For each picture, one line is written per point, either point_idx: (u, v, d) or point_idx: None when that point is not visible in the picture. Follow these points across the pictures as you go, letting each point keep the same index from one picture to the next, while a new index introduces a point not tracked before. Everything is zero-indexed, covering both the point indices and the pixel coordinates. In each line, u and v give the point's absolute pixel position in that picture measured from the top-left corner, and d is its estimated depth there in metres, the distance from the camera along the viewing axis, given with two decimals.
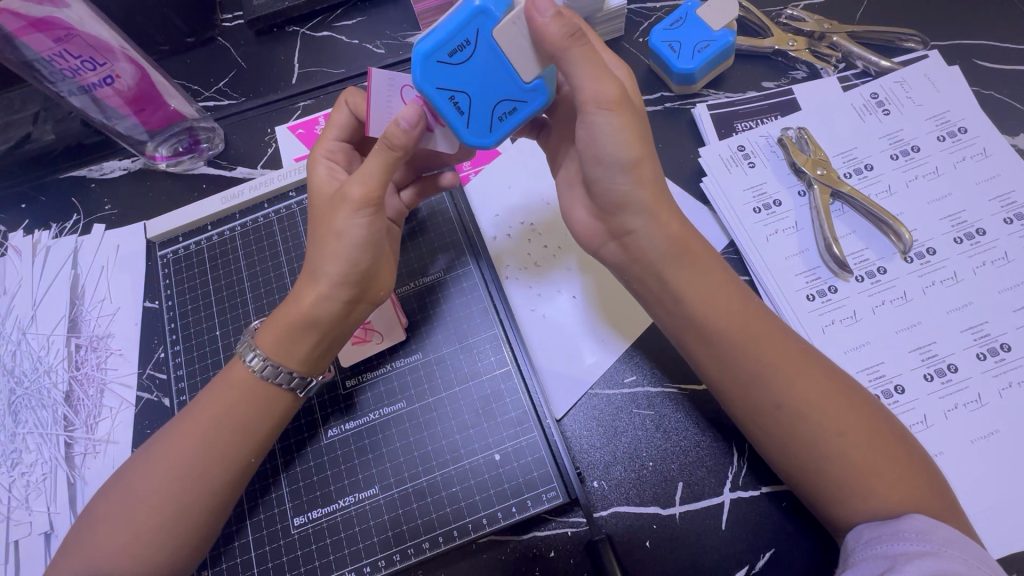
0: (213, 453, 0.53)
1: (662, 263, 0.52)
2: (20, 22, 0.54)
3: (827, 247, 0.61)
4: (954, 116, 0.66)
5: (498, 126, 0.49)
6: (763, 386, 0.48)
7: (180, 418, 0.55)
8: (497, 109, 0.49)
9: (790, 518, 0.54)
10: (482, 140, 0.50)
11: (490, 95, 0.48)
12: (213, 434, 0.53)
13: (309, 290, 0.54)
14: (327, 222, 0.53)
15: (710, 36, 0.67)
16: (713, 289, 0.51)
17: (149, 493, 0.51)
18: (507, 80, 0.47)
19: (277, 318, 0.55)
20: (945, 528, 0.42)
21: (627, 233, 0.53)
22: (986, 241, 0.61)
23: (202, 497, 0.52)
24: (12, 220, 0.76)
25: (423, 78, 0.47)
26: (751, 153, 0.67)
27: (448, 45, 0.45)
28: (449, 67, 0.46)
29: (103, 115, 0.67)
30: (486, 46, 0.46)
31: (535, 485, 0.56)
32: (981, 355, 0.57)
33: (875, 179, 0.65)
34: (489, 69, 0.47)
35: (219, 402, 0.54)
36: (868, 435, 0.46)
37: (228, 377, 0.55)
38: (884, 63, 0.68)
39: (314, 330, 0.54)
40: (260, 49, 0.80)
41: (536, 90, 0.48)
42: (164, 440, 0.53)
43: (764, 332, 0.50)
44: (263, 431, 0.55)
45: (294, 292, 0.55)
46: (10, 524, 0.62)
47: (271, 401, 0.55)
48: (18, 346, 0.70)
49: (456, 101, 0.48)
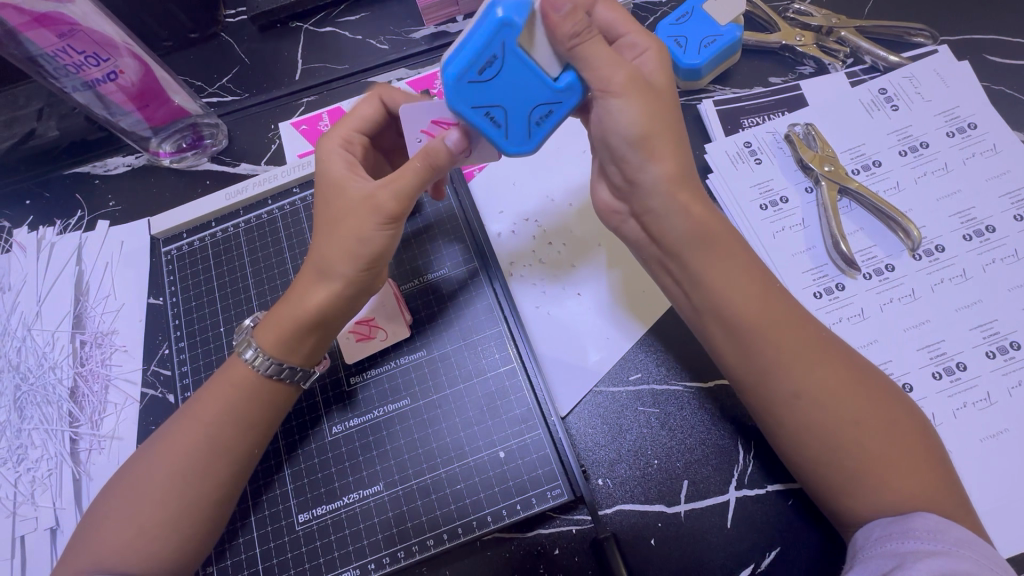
0: (217, 447, 0.53)
1: (683, 248, 0.51)
2: (24, 18, 0.54)
3: (835, 244, 0.60)
4: (964, 112, 0.65)
5: (536, 131, 0.49)
6: (781, 374, 0.48)
7: (182, 414, 0.55)
8: (534, 116, 0.48)
9: (796, 517, 0.53)
10: (520, 148, 0.50)
11: (524, 102, 0.48)
12: (216, 428, 0.53)
13: (326, 291, 0.53)
14: (348, 225, 0.52)
15: (716, 31, 0.66)
16: (738, 280, 0.50)
17: (155, 490, 0.51)
18: (539, 86, 0.47)
19: (290, 320, 0.54)
20: (957, 528, 0.42)
21: (646, 213, 0.52)
22: (995, 238, 0.60)
23: (205, 490, 0.52)
24: (16, 217, 0.76)
25: (457, 99, 0.46)
26: (758, 149, 0.66)
27: (475, 64, 0.45)
28: (479, 84, 0.46)
29: (107, 111, 0.67)
30: (514, 58, 0.45)
31: (540, 483, 0.56)
32: (991, 353, 0.56)
33: (884, 175, 0.64)
34: (519, 78, 0.46)
35: (219, 396, 0.54)
36: (883, 429, 0.46)
37: (228, 375, 0.55)
38: (893, 59, 0.67)
39: (317, 330, 0.55)
40: (264, 44, 0.79)
41: (570, 88, 0.47)
42: (167, 437, 0.53)
43: (786, 322, 0.49)
44: (265, 418, 0.55)
45: (294, 291, 0.55)
46: (17, 519, 0.62)
47: (273, 394, 0.55)
48: (24, 342, 0.70)
49: (491, 116, 0.48)
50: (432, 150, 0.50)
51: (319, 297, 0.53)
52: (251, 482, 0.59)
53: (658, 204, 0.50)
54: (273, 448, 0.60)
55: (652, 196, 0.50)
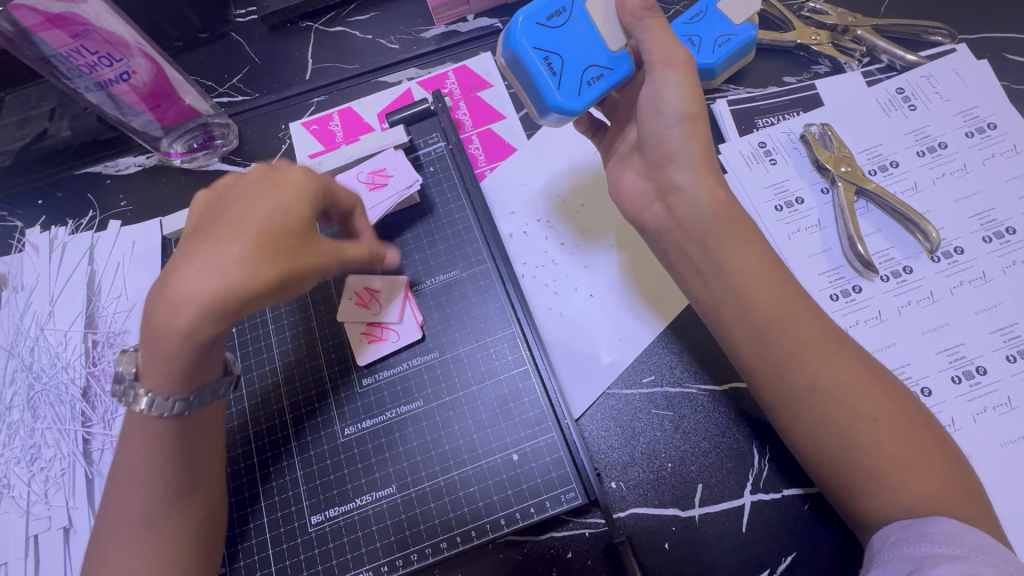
0: (162, 491, 0.49)
1: (706, 232, 0.52)
2: (38, 18, 0.55)
3: (851, 245, 0.60)
4: (983, 111, 0.64)
5: (586, 90, 0.51)
6: (798, 367, 0.47)
7: (120, 464, 0.50)
8: (585, 75, 0.51)
9: (813, 522, 0.53)
10: (570, 103, 0.51)
11: (580, 60, 0.51)
12: (157, 465, 0.49)
13: (170, 303, 0.43)
14: (242, 231, 0.44)
15: (731, 30, 0.65)
16: (754, 272, 0.50)
17: (129, 540, 0.49)
18: (597, 49, 0.52)
19: (159, 336, 0.44)
20: (977, 534, 0.41)
21: (675, 190, 0.54)
22: (1015, 240, 0.59)
23: (175, 529, 0.50)
24: (29, 217, 0.76)
25: (523, 39, 0.51)
26: (772, 150, 0.66)
27: (547, 10, 0.51)
28: (545, 28, 0.51)
29: (119, 112, 0.66)
30: (579, 17, 0.52)
31: (554, 486, 0.56)
32: (1011, 357, 0.56)
33: (900, 176, 0.63)
34: (580, 34, 0.52)
35: (144, 444, 0.49)
36: (901, 426, 0.45)
37: (135, 423, 0.49)
38: (910, 58, 0.66)
39: (162, 349, 0.44)
40: (274, 44, 0.79)
41: (624, 60, 0.52)
42: (120, 481, 0.50)
43: (803, 316, 0.49)
44: (202, 448, 0.52)
45: (158, 304, 0.44)
46: (30, 518, 0.63)
47: (195, 423, 0.51)
48: (37, 342, 0.70)
49: (549, 63, 0.51)
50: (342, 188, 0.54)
51: (180, 314, 0.43)
52: (260, 467, 0.59)
53: (689, 181, 0.52)
54: (281, 431, 0.60)
55: (686, 170, 0.52)
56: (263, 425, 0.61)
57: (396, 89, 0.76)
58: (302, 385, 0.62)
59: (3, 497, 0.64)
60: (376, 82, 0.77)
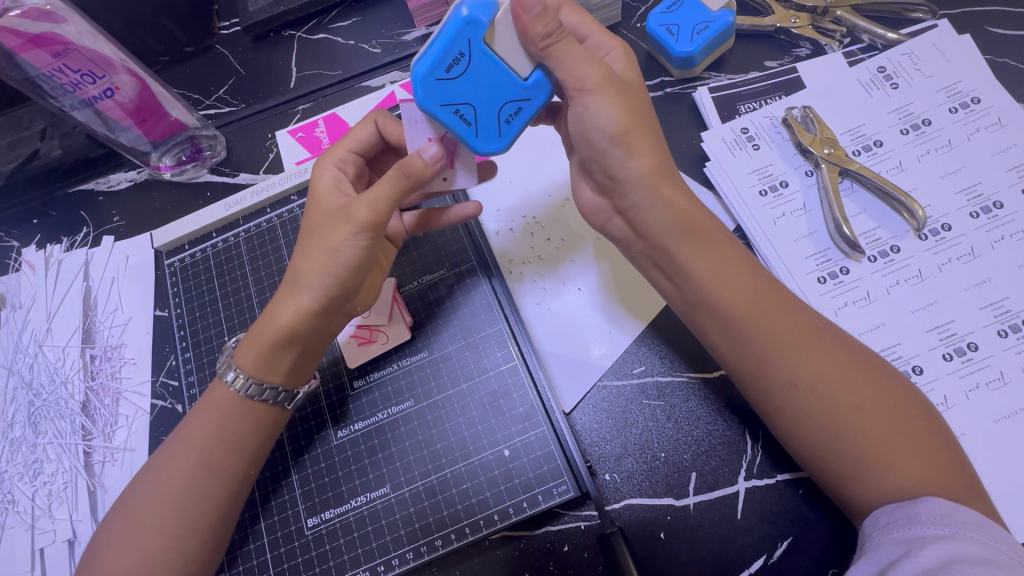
0: (204, 471, 0.52)
1: (667, 238, 0.51)
2: (19, 40, 0.55)
3: (837, 228, 0.59)
4: (966, 86, 0.64)
5: (505, 129, 0.50)
6: (776, 364, 0.47)
7: (170, 443, 0.54)
8: (503, 111, 0.49)
9: (808, 505, 0.52)
10: (493, 146, 0.50)
11: (494, 100, 0.48)
12: (204, 453, 0.53)
13: (295, 305, 0.53)
14: (323, 234, 0.52)
15: (709, 18, 0.66)
16: (724, 269, 0.50)
17: (155, 516, 0.51)
18: (508, 84, 0.48)
19: (267, 339, 0.53)
20: (964, 512, 0.40)
21: (630, 207, 0.52)
22: (1004, 214, 0.59)
23: (203, 511, 0.52)
24: (25, 236, 0.77)
25: (425, 98, 0.47)
26: (755, 135, 0.65)
27: (445, 61, 0.46)
28: (449, 82, 0.47)
29: (107, 128, 0.67)
30: (480, 57, 0.46)
31: (546, 480, 0.56)
32: (1003, 332, 0.55)
33: (885, 155, 0.63)
34: (486, 77, 0.47)
35: (204, 416, 0.54)
36: (884, 412, 0.45)
37: (210, 400, 0.55)
38: (891, 36, 0.66)
39: (290, 346, 0.54)
40: (258, 55, 0.80)
41: (538, 86, 0.48)
42: (156, 466, 0.53)
43: (777, 311, 0.48)
44: (251, 441, 0.55)
45: (271, 309, 0.55)
46: (35, 532, 0.64)
47: (252, 414, 0.55)
48: (35, 359, 0.71)
49: (461, 115, 0.48)
50: (409, 162, 0.49)
51: (293, 311, 0.53)
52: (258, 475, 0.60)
53: (641, 198, 0.51)
54: (277, 441, 0.61)
55: (635, 189, 0.51)
56: (267, 474, 0.60)
57: (381, 93, 0.77)
58: (304, 430, 0.61)
59: (7, 513, 0.65)
60: (359, 88, 0.78)
